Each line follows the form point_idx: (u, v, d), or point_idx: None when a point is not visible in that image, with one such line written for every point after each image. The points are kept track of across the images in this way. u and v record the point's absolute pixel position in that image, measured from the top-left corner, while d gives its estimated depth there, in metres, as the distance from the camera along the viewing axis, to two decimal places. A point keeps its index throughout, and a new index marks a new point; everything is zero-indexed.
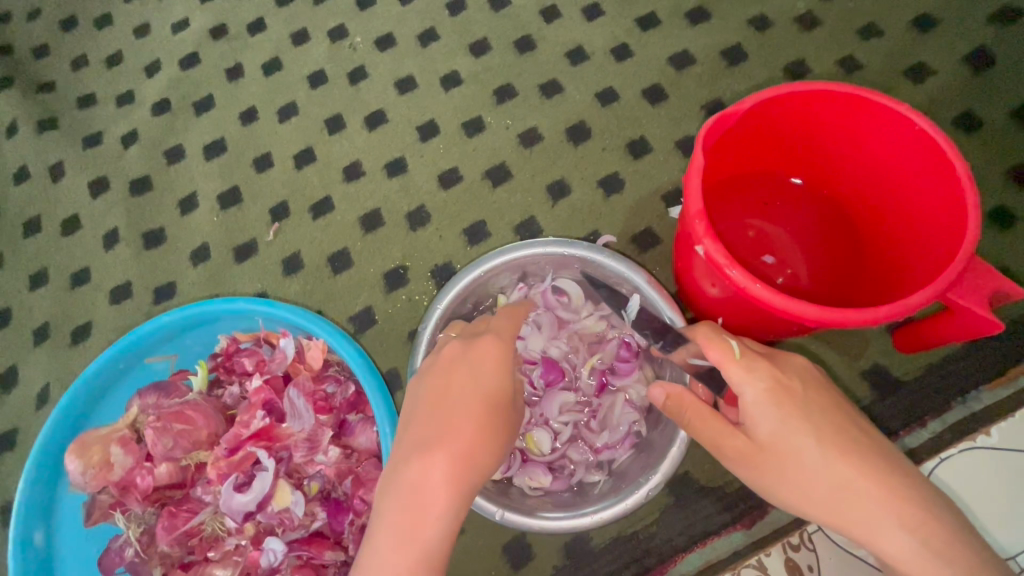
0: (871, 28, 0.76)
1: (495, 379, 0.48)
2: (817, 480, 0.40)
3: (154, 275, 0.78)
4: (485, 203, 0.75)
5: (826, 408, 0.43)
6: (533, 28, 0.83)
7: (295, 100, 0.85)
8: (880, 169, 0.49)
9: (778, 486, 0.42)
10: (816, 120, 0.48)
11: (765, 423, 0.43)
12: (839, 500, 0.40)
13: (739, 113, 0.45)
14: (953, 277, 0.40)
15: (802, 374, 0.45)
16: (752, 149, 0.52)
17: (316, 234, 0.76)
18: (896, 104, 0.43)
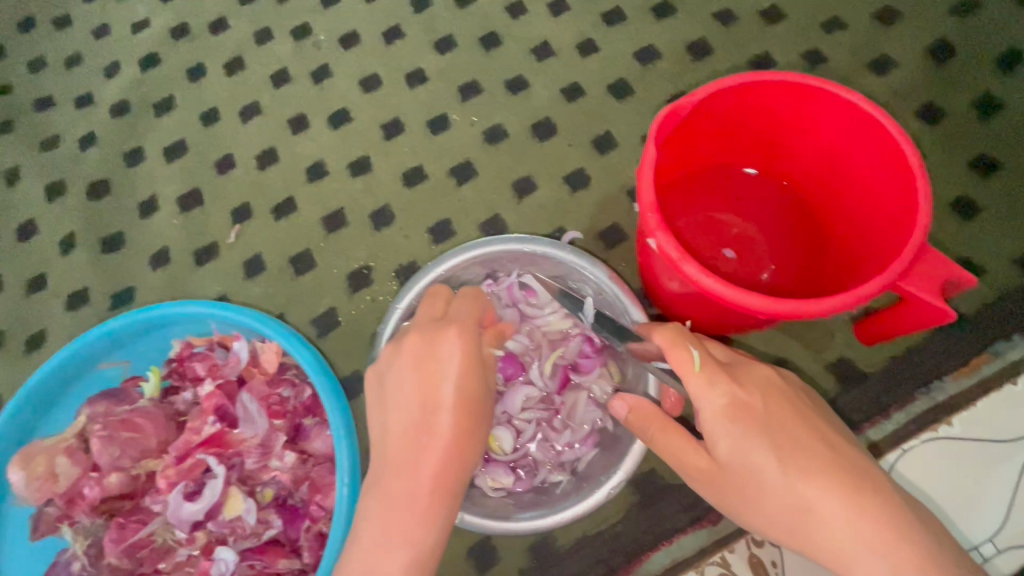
0: (836, 21, 0.76)
1: (467, 372, 0.48)
2: (780, 505, 0.40)
3: (113, 280, 0.76)
4: (450, 201, 0.74)
5: (789, 426, 0.42)
6: (499, 25, 0.82)
7: (258, 100, 0.83)
8: (837, 159, 0.48)
9: (742, 507, 0.42)
10: (772, 111, 0.47)
11: (722, 442, 0.42)
12: (803, 525, 0.39)
13: (692, 104, 0.44)
14: (903, 265, 0.40)
15: (762, 387, 0.44)
16: (710, 141, 0.51)
17: (279, 236, 0.75)
18: (843, 91, 0.43)
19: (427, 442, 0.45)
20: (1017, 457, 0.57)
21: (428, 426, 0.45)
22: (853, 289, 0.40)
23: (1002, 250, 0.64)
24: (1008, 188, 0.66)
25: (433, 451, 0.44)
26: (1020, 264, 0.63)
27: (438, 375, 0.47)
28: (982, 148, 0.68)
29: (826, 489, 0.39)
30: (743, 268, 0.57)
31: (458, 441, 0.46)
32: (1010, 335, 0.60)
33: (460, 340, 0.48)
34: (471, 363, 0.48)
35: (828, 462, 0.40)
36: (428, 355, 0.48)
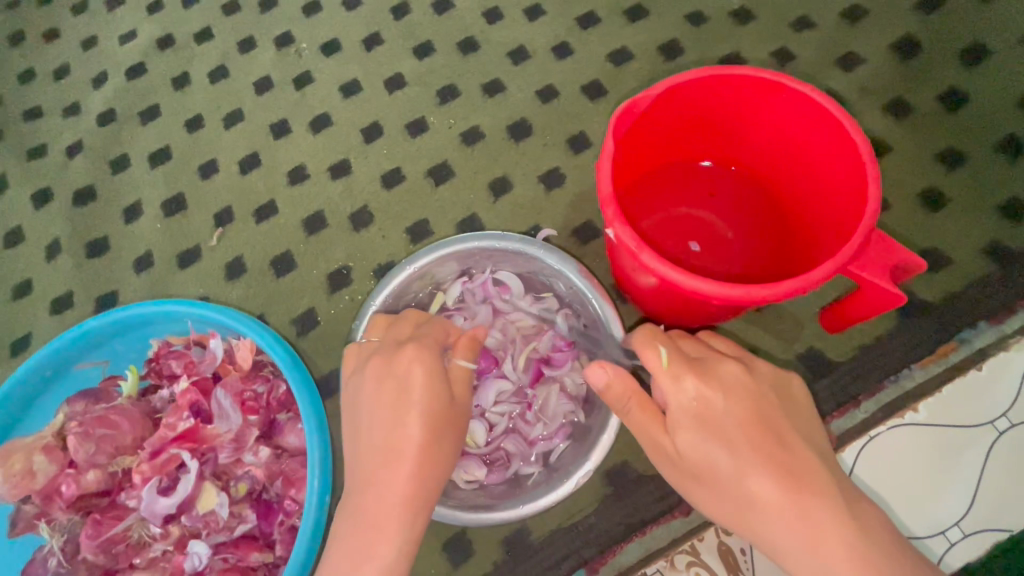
0: (804, 20, 0.78)
1: (429, 386, 0.48)
2: (722, 490, 0.41)
3: (97, 284, 0.77)
4: (427, 202, 0.75)
5: (745, 420, 0.42)
6: (476, 30, 0.84)
7: (241, 107, 0.85)
8: (792, 150, 0.50)
9: (697, 491, 0.44)
10: (729, 103, 0.49)
11: (681, 433, 0.43)
12: (742, 510, 0.40)
13: (650, 97, 0.45)
14: (854, 249, 0.40)
15: (728, 380, 0.44)
16: (669, 136, 0.52)
17: (260, 238, 0.76)
18: (792, 82, 0.44)
19: (392, 462, 0.45)
20: (982, 442, 0.58)
21: (392, 447, 0.45)
22: (805, 274, 0.40)
23: (969, 239, 0.64)
24: (975, 179, 0.67)
25: (398, 471, 0.44)
26: (987, 252, 0.64)
27: (402, 395, 0.47)
28: (948, 140, 0.69)
29: (774, 483, 0.39)
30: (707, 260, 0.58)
31: (426, 460, 0.45)
32: (977, 322, 0.61)
33: (418, 358, 0.49)
34: (434, 378, 0.48)
35: (784, 461, 0.40)
36: (389, 377, 0.48)
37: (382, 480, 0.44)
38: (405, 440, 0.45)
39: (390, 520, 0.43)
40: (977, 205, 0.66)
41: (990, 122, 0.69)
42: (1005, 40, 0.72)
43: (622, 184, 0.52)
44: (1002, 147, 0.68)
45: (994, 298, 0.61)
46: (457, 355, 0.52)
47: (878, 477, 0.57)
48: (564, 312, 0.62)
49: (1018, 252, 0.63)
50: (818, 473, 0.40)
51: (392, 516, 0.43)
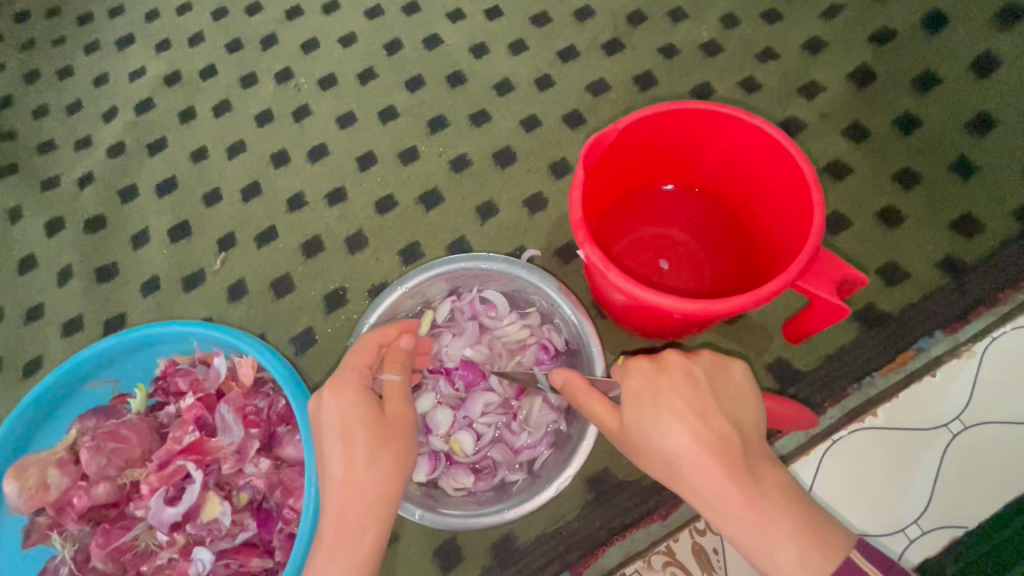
0: (768, 52, 0.84)
1: (350, 416, 0.50)
2: (654, 458, 0.45)
3: (106, 307, 0.81)
4: (419, 225, 0.80)
5: (679, 394, 0.44)
6: (464, 64, 0.90)
7: (243, 138, 0.90)
8: (748, 175, 0.54)
9: (630, 455, 0.48)
10: (688, 134, 0.53)
11: (624, 412, 0.46)
12: (670, 475, 0.44)
13: (616, 130, 0.50)
14: (801, 266, 0.45)
15: (680, 370, 0.46)
16: (635, 163, 0.57)
17: (260, 261, 0.81)
18: (745, 116, 0.49)
19: (338, 485, 0.48)
20: (938, 444, 0.61)
21: (336, 474, 0.48)
22: (756, 290, 0.44)
23: (924, 254, 0.69)
24: (928, 197, 0.72)
25: (344, 496, 0.47)
26: (941, 266, 0.68)
27: (338, 427, 0.49)
28: (902, 163, 0.75)
29: (695, 452, 0.42)
30: (674, 276, 0.63)
31: (368, 483, 0.48)
32: (933, 331, 0.65)
33: (334, 393, 0.50)
34: (353, 408, 0.50)
35: (708, 432, 0.43)
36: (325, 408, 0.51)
37: (333, 503, 0.48)
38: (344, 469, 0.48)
39: (342, 543, 0.46)
40: (931, 222, 0.71)
41: (942, 144, 0.74)
42: (954, 68, 0.78)
43: (593, 208, 0.56)
44: (954, 168, 0.73)
45: (948, 308, 0.66)
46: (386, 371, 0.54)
47: (839, 478, 0.61)
48: (547, 327, 0.66)
49: (970, 265, 0.68)
50: (738, 445, 0.43)
51: (343, 535, 0.47)
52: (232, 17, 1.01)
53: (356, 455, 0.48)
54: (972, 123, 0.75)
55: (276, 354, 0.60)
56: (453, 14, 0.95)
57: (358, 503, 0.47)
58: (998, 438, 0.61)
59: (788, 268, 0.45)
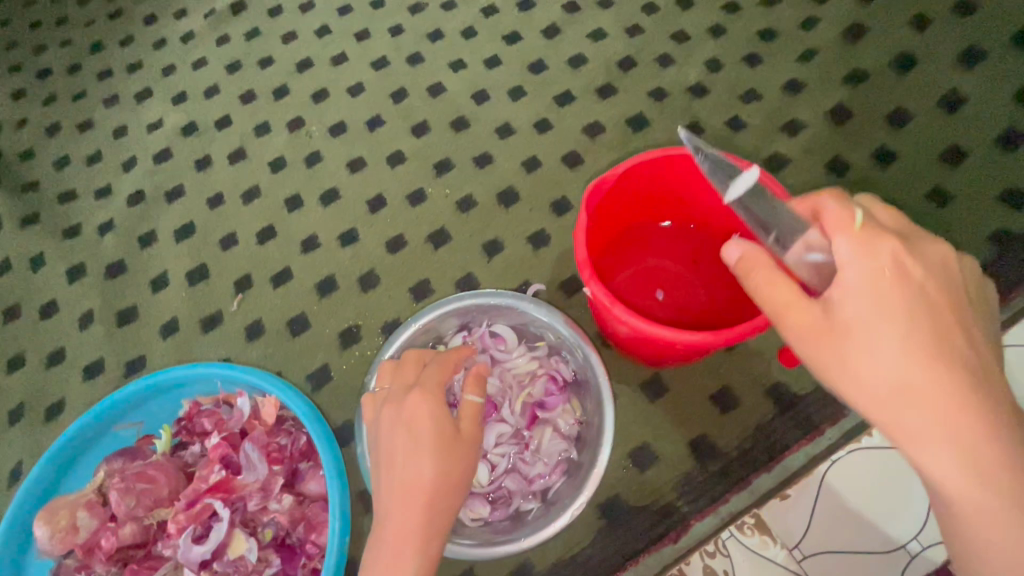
0: (752, 92, 0.90)
1: (432, 427, 0.53)
2: (882, 368, 0.39)
3: (126, 349, 0.84)
4: (429, 263, 0.84)
5: (935, 305, 0.40)
6: (466, 110, 0.96)
7: (258, 184, 0.95)
8: (738, 211, 0.59)
9: (842, 369, 0.40)
10: (682, 175, 0.58)
11: (850, 307, 0.40)
12: (897, 392, 0.39)
13: (614, 175, 0.54)
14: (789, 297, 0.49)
15: (930, 269, 0.41)
16: (634, 202, 0.62)
17: (276, 302, 0.84)
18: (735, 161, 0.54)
19: (399, 495, 0.50)
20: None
21: (398, 485, 0.51)
22: (751, 321, 0.48)
23: None
24: None
25: (406, 501, 0.50)
26: None
27: (410, 437, 0.52)
28: (881, 194, 0.80)
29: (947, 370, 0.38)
30: (673, 305, 0.67)
31: (432, 497, 0.50)
32: None
33: (423, 403, 0.54)
34: (439, 420, 0.53)
35: (961, 355, 0.39)
36: (398, 422, 0.54)
37: (396, 509, 0.50)
38: (411, 481, 0.51)
39: (406, 554, 0.49)
40: None
41: (918, 175, 0.80)
42: (924, 103, 0.84)
43: (595, 245, 0.61)
44: (929, 197, 0.78)
45: None
46: (468, 390, 0.57)
47: (840, 497, 0.64)
48: (555, 359, 0.69)
49: None
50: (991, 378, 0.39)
51: (404, 543, 0.49)
52: (245, 70, 1.08)
53: (428, 467, 0.51)
54: (944, 153, 0.80)
55: (296, 392, 0.63)
56: (454, 64, 1.01)
57: (420, 510, 0.50)
58: None
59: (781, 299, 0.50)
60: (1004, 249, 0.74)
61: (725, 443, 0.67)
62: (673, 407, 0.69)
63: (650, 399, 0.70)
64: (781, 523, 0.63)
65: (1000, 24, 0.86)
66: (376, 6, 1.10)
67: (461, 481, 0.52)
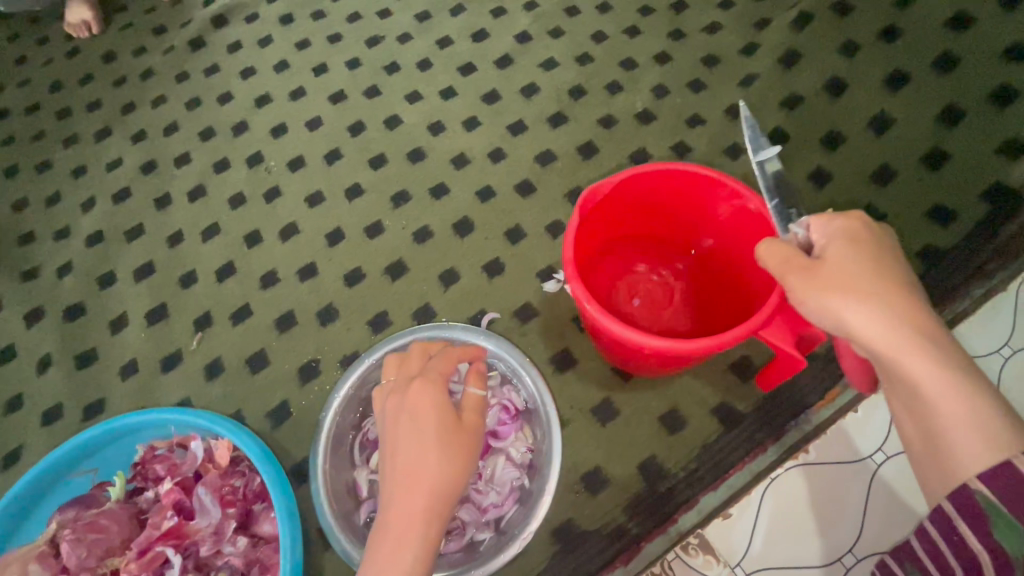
0: (696, 118, 0.93)
1: (433, 415, 0.54)
2: (864, 287, 0.46)
3: (85, 393, 0.84)
4: (386, 295, 0.85)
5: (893, 255, 0.49)
6: (422, 141, 0.98)
7: (218, 221, 0.96)
8: (721, 228, 0.67)
9: (836, 293, 0.46)
10: (674, 190, 0.65)
11: (829, 250, 0.49)
12: (879, 302, 0.45)
13: (611, 182, 0.61)
14: (762, 318, 0.53)
15: (886, 235, 0.51)
16: (626, 212, 0.69)
17: (235, 339, 0.85)
18: (739, 186, 0.59)
19: (403, 482, 0.51)
20: (863, 476, 0.65)
21: (399, 474, 0.52)
22: (720, 336, 0.52)
23: None
24: None
25: (409, 489, 0.51)
26: None
27: (413, 425, 0.54)
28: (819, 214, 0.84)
29: (909, 294, 0.46)
30: (648, 313, 0.75)
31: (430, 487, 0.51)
32: None
33: (426, 392, 0.55)
34: (443, 410, 0.54)
35: (918, 289, 0.47)
36: (402, 410, 0.55)
37: (398, 498, 0.51)
38: (413, 468, 0.52)
39: (411, 537, 0.50)
40: None
41: (852, 194, 0.83)
42: (856, 125, 0.88)
43: (586, 246, 0.67)
44: None
45: None
46: (471, 384, 0.60)
47: (779, 512, 0.64)
48: (507, 387, 0.71)
49: None
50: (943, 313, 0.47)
51: (407, 530, 0.50)
52: (205, 106, 1.09)
53: (431, 455, 0.52)
54: (876, 173, 0.84)
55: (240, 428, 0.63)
56: (411, 96, 1.04)
57: (421, 497, 0.51)
58: None
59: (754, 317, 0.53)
60: (932, 265, 0.77)
61: (673, 465, 0.69)
62: (623, 431, 0.71)
63: (601, 424, 0.72)
64: (724, 542, 0.63)
65: (922, 49, 0.91)
66: (334, 40, 1.13)
67: (463, 470, 0.53)
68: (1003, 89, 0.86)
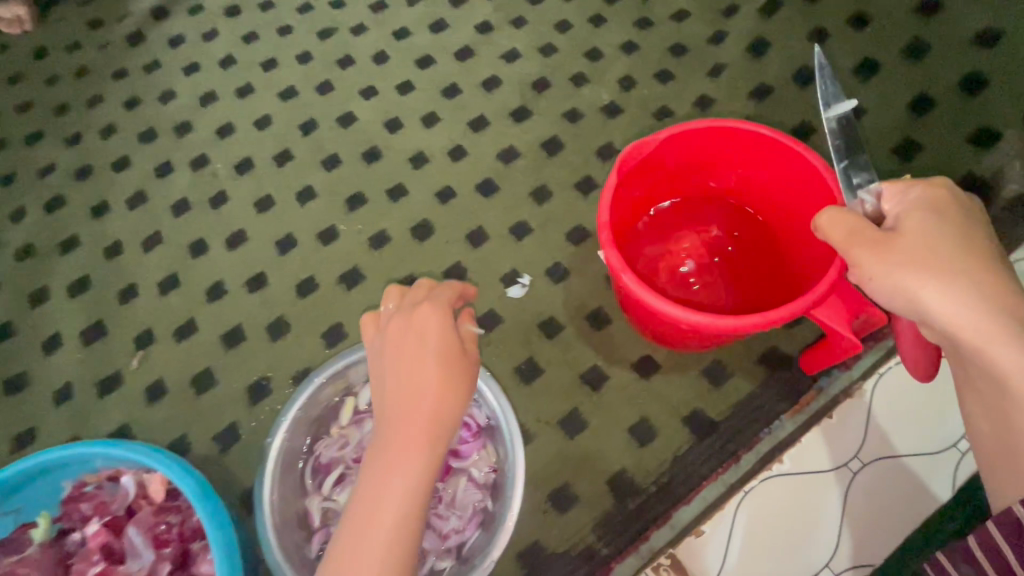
0: (664, 110, 0.89)
1: (438, 337, 0.51)
2: (947, 265, 0.43)
3: (16, 422, 0.78)
4: (341, 305, 0.80)
5: (980, 232, 0.46)
6: (378, 140, 0.93)
7: (160, 230, 0.90)
8: (770, 190, 0.64)
9: (915, 270, 0.44)
10: (719, 149, 0.62)
11: (909, 224, 0.46)
12: (963, 282, 0.43)
13: (657, 140, 0.58)
14: (816, 296, 0.50)
15: (972, 209, 0.47)
16: (668, 174, 0.66)
17: (179, 358, 0.79)
18: (796, 144, 0.57)
19: (404, 405, 0.48)
20: (838, 485, 0.64)
21: (398, 396, 0.49)
22: (768, 313, 0.50)
23: None
24: None
25: (408, 412, 0.48)
26: None
27: (418, 345, 0.51)
28: None
29: (996, 276, 0.43)
30: (689, 285, 0.71)
31: (425, 412, 0.48)
32: (830, 369, 0.68)
33: (434, 313, 0.52)
34: (448, 331, 0.52)
35: (1007, 271, 0.44)
36: (412, 326, 0.52)
37: (398, 424, 0.48)
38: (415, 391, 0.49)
39: (409, 466, 0.46)
40: None
41: None
42: None
43: (625, 211, 0.64)
44: None
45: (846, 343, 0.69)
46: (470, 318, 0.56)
47: (753, 526, 0.63)
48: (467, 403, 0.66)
49: None
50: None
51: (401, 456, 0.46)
52: (146, 105, 1.02)
53: (432, 375, 0.49)
54: None
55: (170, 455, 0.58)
56: (366, 92, 0.98)
57: (418, 420, 0.48)
58: (895, 471, 0.64)
59: (806, 297, 0.51)
60: None
61: (643, 478, 0.66)
62: (591, 444, 0.68)
63: (569, 436, 0.69)
64: (697, 559, 0.62)
65: (891, 36, 0.88)
66: (284, 33, 1.06)
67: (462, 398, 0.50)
68: (973, 76, 0.84)
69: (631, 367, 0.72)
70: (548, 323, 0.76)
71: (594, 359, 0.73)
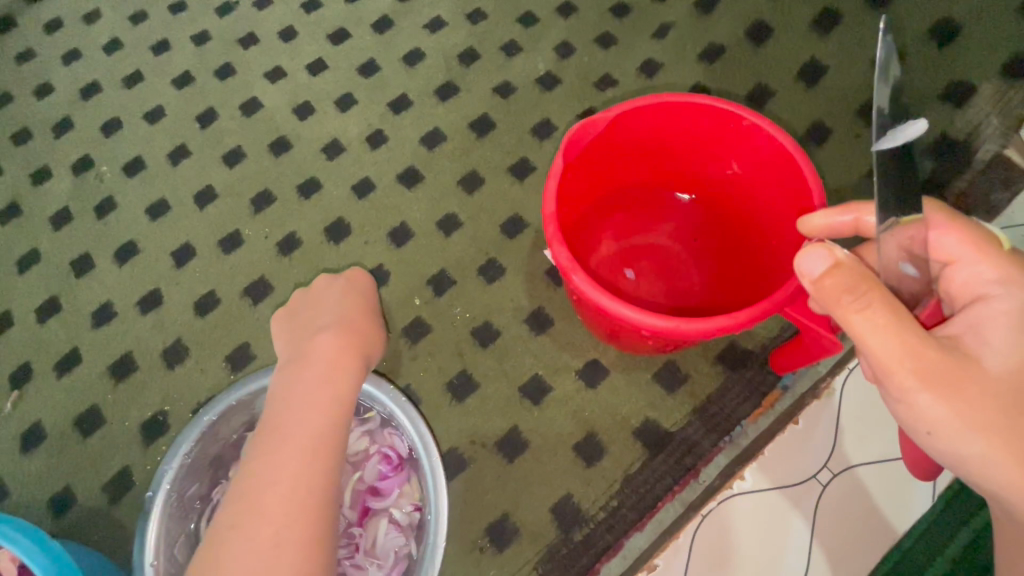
0: (606, 78, 0.79)
1: (362, 286, 0.62)
2: (988, 400, 0.36)
3: None
4: (247, 324, 0.70)
5: None
6: (287, 128, 0.81)
7: (37, 247, 0.77)
8: (734, 176, 0.55)
9: (943, 399, 0.36)
10: (675, 131, 0.53)
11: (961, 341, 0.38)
12: (993, 420, 0.36)
13: (604, 117, 0.48)
14: (789, 293, 0.42)
15: None
16: (620, 161, 0.57)
17: (61, 397, 0.68)
18: (759, 119, 0.48)
19: (322, 335, 0.55)
20: (808, 499, 0.58)
21: (321, 330, 0.55)
22: (737, 314, 0.41)
23: None
24: None
25: (327, 336, 0.54)
26: None
27: (347, 290, 0.61)
28: None
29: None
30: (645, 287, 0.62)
31: (344, 339, 0.54)
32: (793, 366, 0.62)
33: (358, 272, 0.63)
34: (368, 284, 0.63)
35: None
36: (336, 283, 0.61)
37: (312, 352, 0.53)
38: (338, 325, 0.56)
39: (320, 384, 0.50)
40: None
41: None
42: (785, 77, 0.76)
43: (570, 203, 0.55)
44: None
45: None
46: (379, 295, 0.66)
47: (714, 553, 0.56)
48: (388, 431, 0.59)
49: None
50: None
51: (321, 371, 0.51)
52: (18, 101, 0.87)
53: (346, 310, 0.58)
54: (809, 132, 0.73)
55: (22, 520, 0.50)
56: (271, 73, 0.85)
57: (338, 339, 0.54)
58: (865, 481, 0.58)
59: (776, 293, 0.43)
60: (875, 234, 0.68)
61: (590, 504, 0.59)
62: (532, 467, 0.60)
63: (508, 460, 0.61)
64: None
65: None
66: (176, 10, 0.91)
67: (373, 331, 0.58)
68: (943, 25, 0.76)
69: (576, 375, 0.64)
70: (480, 329, 0.67)
71: (533, 368, 0.64)
